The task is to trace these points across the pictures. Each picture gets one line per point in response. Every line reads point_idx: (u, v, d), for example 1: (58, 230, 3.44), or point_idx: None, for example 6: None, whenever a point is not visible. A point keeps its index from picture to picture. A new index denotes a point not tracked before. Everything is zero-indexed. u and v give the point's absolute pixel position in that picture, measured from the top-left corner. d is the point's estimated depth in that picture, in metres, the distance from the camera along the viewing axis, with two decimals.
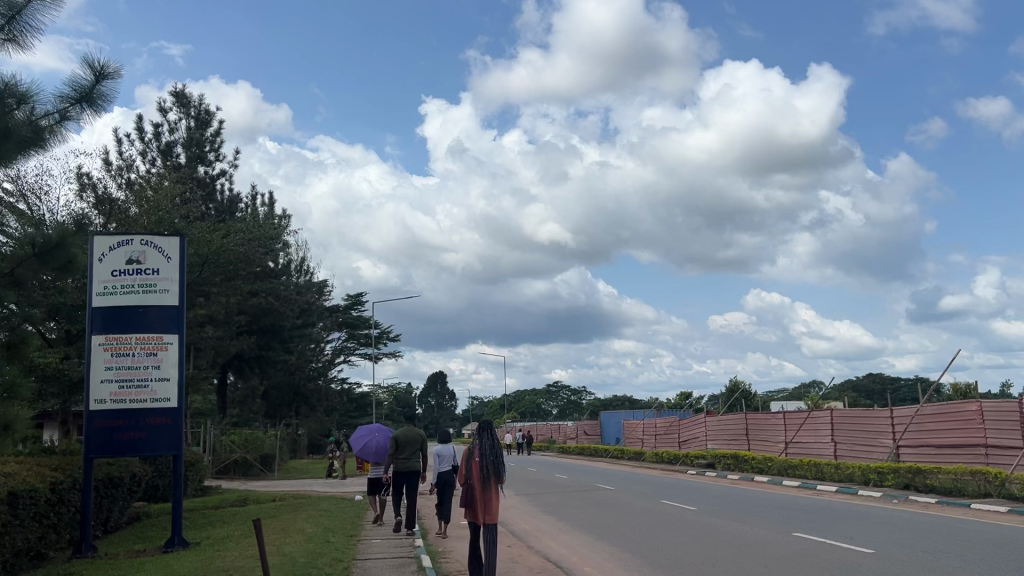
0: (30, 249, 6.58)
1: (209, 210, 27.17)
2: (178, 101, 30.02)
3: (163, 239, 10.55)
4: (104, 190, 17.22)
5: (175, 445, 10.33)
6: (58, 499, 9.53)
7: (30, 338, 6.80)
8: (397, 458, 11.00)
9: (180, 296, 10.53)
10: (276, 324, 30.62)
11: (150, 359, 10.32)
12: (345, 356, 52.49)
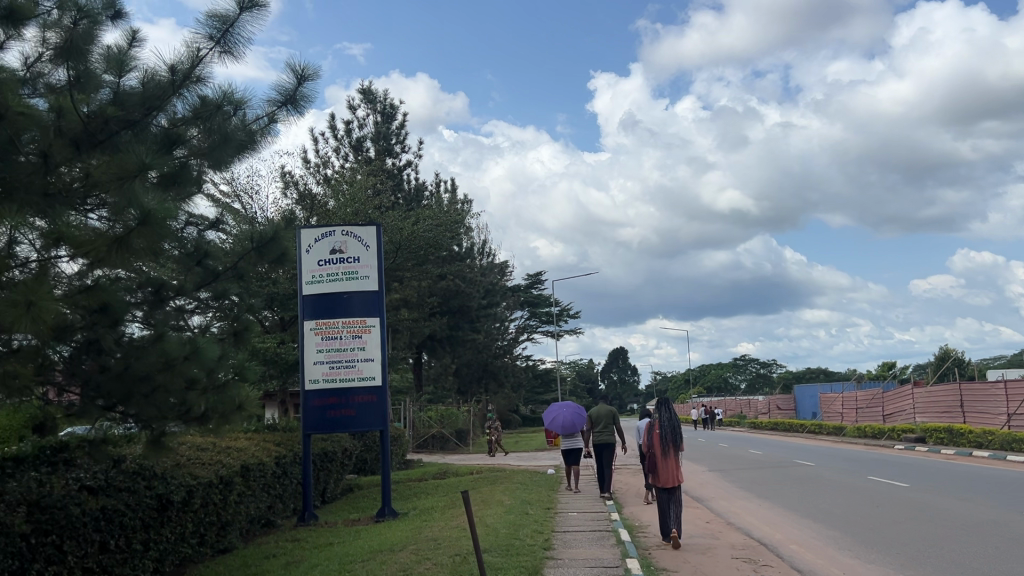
0: (250, 243, 7.25)
1: (398, 200, 28.54)
2: (365, 98, 31.64)
3: (362, 229, 11.23)
4: (305, 186, 18.50)
5: (380, 420, 11.03)
6: (282, 471, 10.44)
7: (253, 324, 7.48)
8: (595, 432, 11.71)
9: (379, 282, 11.18)
10: (464, 305, 31.75)
11: (355, 341, 11.03)
12: (529, 334, 53.63)
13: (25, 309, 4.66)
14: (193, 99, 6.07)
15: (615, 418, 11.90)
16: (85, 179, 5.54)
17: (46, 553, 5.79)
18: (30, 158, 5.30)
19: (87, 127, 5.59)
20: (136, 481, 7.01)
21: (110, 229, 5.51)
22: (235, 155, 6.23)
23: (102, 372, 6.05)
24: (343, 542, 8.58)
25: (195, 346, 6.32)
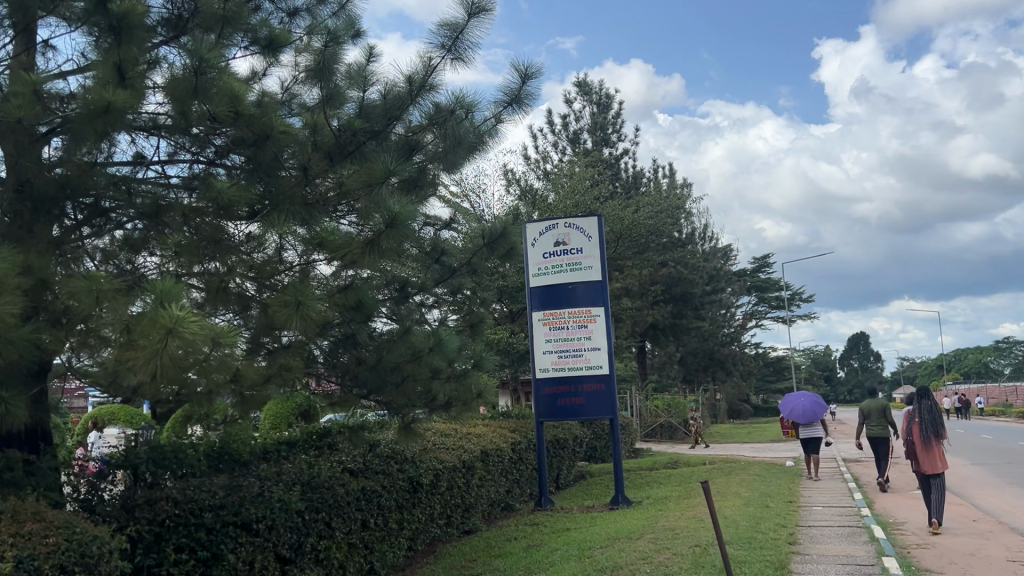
0: (482, 239, 7.51)
1: (617, 189, 28.58)
2: (581, 90, 31.96)
3: (583, 220, 11.28)
4: (526, 182, 19.07)
5: (610, 409, 11.08)
6: (518, 457, 10.85)
7: (484, 316, 7.91)
8: (868, 426, 11.30)
9: (602, 271, 11.22)
10: (688, 292, 31.20)
11: (582, 330, 11.20)
12: (757, 320, 51.62)
13: (294, 309, 5.19)
14: (428, 106, 6.33)
15: (890, 413, 11.19)
16: (338, 188, 5.98)
17: (318, 529, 6.30)
18: (290, 171, 5.90)
19: (338, 140, 6.12)
20: (389, 465, 7.62)
21: (360, 234, 6.03)
22: (467, 156, 6.50)
23: (359, 364, 6.59)
24: (580, 528, 8.75)
25: (438, 338, 6.66)
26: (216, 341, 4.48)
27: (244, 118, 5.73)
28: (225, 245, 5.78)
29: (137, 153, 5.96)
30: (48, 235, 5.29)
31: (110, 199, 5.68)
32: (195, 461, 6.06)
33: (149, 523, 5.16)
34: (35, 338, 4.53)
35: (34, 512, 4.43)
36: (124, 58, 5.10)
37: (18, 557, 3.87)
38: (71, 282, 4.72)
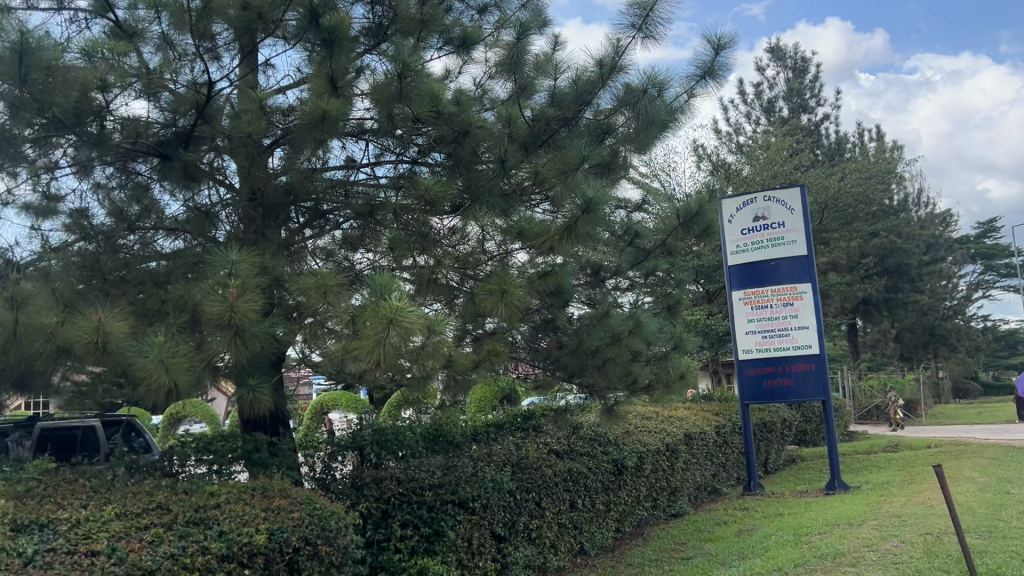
0: (676, 218, 7.31)
1: (818, 157, 27.08)
2: (774, 56, 30.54)
3: (785, 192, 10.71)
4: (720, 157, 18.52)
5: (822, 390, 10.57)
6: (723, 440, 10.63)
7: (682, 297, 7.78)
8: None
9: (808, 246, 10.59)
10: (903, 263, 29.03)
11: (787, 309, 10.73)
12: (985, 290, 47.12)
13: (500, 297, 5.36)
14: (619, 88, 6.20)
15: None
16: (535, 177, 6.03)
17: (529, 509, 6.49)
18: (488, 164, 6.11)
19: (533, 131, 6.23)
20: (594, 447, 7.71)
21: (556, 221, 6.11)
22: (658, 135, 6.40)
23: (559, 348, 6.72)
24: (794, 513, 8.41)
25: (637, 321, 6.62)
26: (430, 330, 4.72)
27: (445, 116, 5.95)
28: (431, 238, 6.09)
29: (348, 157, 6.36)
30: (278, 238, 5.77)
31: (328, 203, 6.21)
32: (414, 442, 6.48)
33: (376, 500, 5.50)
34: (275, 333, 4.99)
35: (281, 489, 4.95)
36: (334, 69, 5.49)
37: (270, 529, 4.28)
38: (302, 279, 5.17)
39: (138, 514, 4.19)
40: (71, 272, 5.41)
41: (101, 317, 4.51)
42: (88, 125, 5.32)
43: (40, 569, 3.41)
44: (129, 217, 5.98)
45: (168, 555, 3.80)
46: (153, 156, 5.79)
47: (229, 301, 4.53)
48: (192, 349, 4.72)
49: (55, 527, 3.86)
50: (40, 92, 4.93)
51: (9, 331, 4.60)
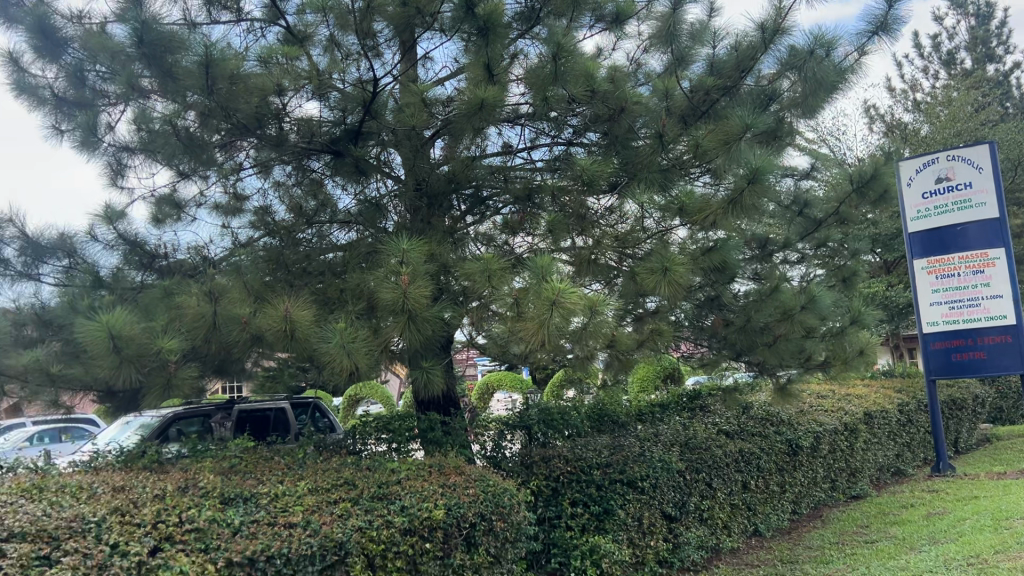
0: (850, 184, 6.80)
1: (1009, 110, 24.77)
2: (953, 4, 28.16)
3: (971, 150, 9.84)
4: (895, 117, 17.34)
5: (1020, 364, 9.63)
6: (907, 419, 10.02)
7: (858, 268, 7.37)
8: None
9: (999, 207, 9.68)
10: None
11: (978, 277, 9.92)
12: None
13: (662, 275, 5.26)
14: (783, 52, 5.86)
15: None
16: (694, 149, 5.88)
17: (700, 489, 6.38)
18: (644, 140, 6.03)
19: (692, 102, 6.10)
20: (766, 427, 7.51)
21: (718, 194, 5.90)
22: (828, 97, 5.99)
23: (726, 325, 6.53)
24: (991, 497, 7.80)
25: (810, 295, 6.22)
26: (592, 310, 4.72)
27: (600, 95, 5.88)
28: (588, 219, 6.09)
29: (505, 144, 6.46)
30: (443, 225, 6.01)
31: (488, 188, 6.35)
32: (579, 421, 6.59)
33: (546, 478, 5.63)
34: (445, 316, 5.17)
35: (456, 467, 5.16)
36: (490, 57, 5.60)
37: (448, 505, 4.47)
38: (467, 265, 5.27)
39: (328, 489, 4.48)
40: (259, 266, 5.82)
41: (288, 307, 4.86)
42: (269, 128, 5.78)
43: (246, 538, 3.69)
44: (307, 212, 6.35)
45: (357, 528, 4.04)
46: (325, 153, 6.12)
47: (402, 288, 4.74)
48: (370, 334, 4.96)
49: (256, 500, 4.19)
50: (225, 100, 5.34)
51: (208, 321, 5.01)
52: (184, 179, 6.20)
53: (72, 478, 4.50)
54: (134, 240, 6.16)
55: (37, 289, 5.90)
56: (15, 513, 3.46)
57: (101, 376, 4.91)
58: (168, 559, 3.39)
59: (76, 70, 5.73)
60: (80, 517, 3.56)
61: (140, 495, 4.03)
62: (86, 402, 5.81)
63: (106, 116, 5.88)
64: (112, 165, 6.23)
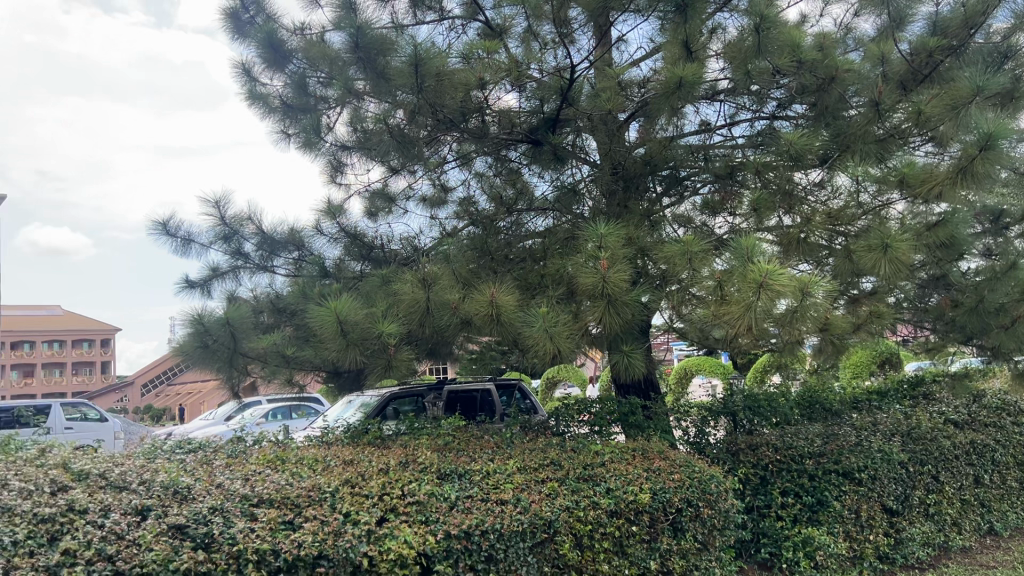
0: None
1: None
2: None
3: None
4: None
5: None
6: None
7: None
8: None
9: None
10: None
11: None
12: None
13: (882, 253, 4.92)
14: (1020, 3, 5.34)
15: None
16: (915, 117, 5.42)
17: (925, 482, 5.94)
18: (857, 109, 5.71)
19: (912, 66, 5.66)
20: (1000, 417, 6.90)
21: (943, 163, 5.40)
22: None
23: (955, 306, 6.02)
24: None
25: None
26: (803, 292, 4.51)
27: (808, 65, 5.56)
28: (795, 195, 5.70)
29: (703, 121, 6.31)
30: (640, 208, 5.96)
31: (686, 168, 6.20)
32: (788, 409, 6.38)
33: (754, 466, 5.48)
34: (643, 300, 5.16)
35: (661, 451, 5.14)
36: (689, 35, 5.49)
37: (654, 489, 4.47)
38: (665, 247, 5.18)
39: (537, 468, 4.61)
40: (466, 254, 6.06)
41: (494, 293, 5.06)
42: (473, 121, 5.97)
43: (461, 513, 3.87)
44: (507, 201, 6.56)
45: (564, 508, 4.13)
46: (522, 143, 6.26)
47: (601, 272, 4.77)
48: (570, 318, 5.02)
49: (470, 476, 4.39)
50: (433, 97, 5.55)
51: (422, 307, 5.30)
52: (395, 174, 6.60)
53: (309, 450, 4.94)
54: (354, 233, 6.66)
55: (272, 279, 6.51)
56: (264, 482, 3.83)
57: (330, 358, 5.34)
58: (394, 529, 3.63)
59: (299, 78, 6.22)
60: (317, 487, 3.88)
61: (367, 469, 4.34)
62: (315, 382, 6.35)
63: (326, 120, 6.41)
64: (332, 163, 6.75)
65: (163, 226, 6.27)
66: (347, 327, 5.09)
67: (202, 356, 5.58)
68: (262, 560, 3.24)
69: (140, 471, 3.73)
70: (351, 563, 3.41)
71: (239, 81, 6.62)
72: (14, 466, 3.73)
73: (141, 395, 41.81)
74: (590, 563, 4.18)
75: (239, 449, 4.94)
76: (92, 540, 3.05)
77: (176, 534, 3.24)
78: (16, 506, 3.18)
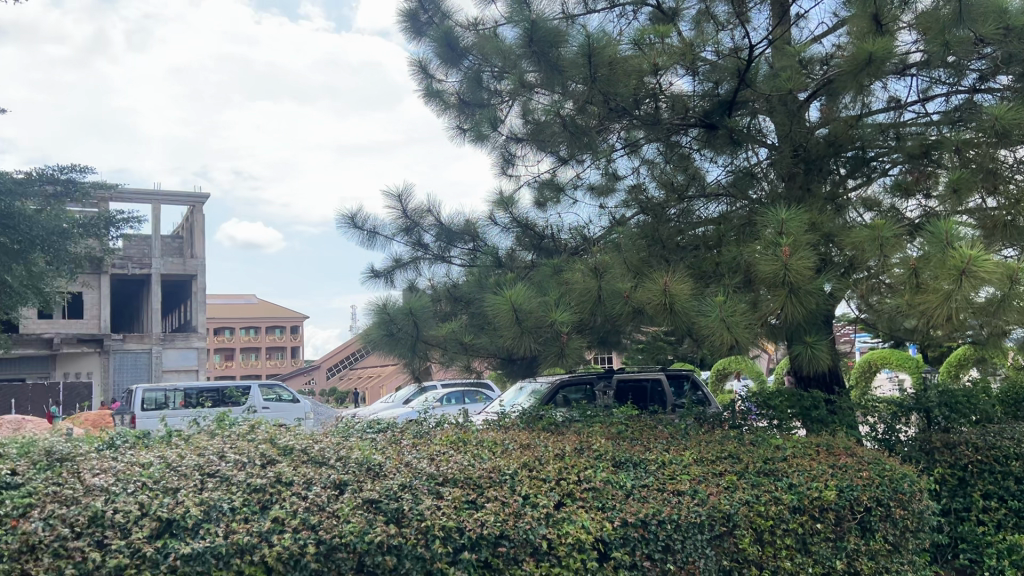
0: None
1: None
2: None
3: None
4: None
5: None
6: None
7: None
8: None
9: None
10: None
11: None
12: None
13: None
14: None
15: None
16: None
17: None
18: None
19: None
20: None
21: None
22: None
23: None
24: None
25: None
26: (1011, 279, 4.15)
27: (1016, 31, 5.22)
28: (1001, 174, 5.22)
29: (893, 98, 5.89)
30: (824, 191, 5.73)
31: (874, 148, 5.87)
32: (991, 407, 5.82)
33: (951, 467, 5.12)
34: (827, 289, 4.95)
35: (847, 447, 4.91)
36: (880, 7, 5.22)
37: (840, 487, 4.27)
38: (852, 233, 4.92)
39: (713, 461, 4.53)
40: (636, 242, 5.90)
41: (668, 281, 4.99)
42: (645, 107, 5.87)
43: (637, 502, 3.86)
44: (678, 186, 6.38)
45: (744, 502, 4.02)
46: (696, 127, 6.13)
47: (782, 259, 4.60)
48: (749, 308, 4.87)
49: (645, 466, 4.38)
50: (606, 86, 5.52)
51: (595, 295, 5.32)
52: (565, 164, 6.63)
53: (488, 433, 5.10)
54: (525, 223, 6.74)
55: (448, 269, 6.78)
56: (448, 462, 4.00)
57: (506, 345, 5.49)
58: (572, 513, 3.68)
59: (474, 74, 6.40)
60: (497, 469, 3.99)
61: (544, 453, 4.44)
62: (490, 369, 6.54)
63: (501, 113, 6.54)
64: (504, 156, 6.92)
65: (352, 219, 6.66)
66: (521, 315, 5.21)
67: (387, 343, 6.04)
68: (448, 536, 3.39)
69: (337, 448, 4.00)
70: (530, 544, 3.51)
71: (417, 79, 6.90)
72: (230, 440, 4.10)
73: (326, 378, 44.64)
74: (771, 559, 4.04)
75: (423, 430, 5.18)
76: (297, 510, 3.28)
77: (369, 507, 3.42)
78: (233, 476, 3.49)
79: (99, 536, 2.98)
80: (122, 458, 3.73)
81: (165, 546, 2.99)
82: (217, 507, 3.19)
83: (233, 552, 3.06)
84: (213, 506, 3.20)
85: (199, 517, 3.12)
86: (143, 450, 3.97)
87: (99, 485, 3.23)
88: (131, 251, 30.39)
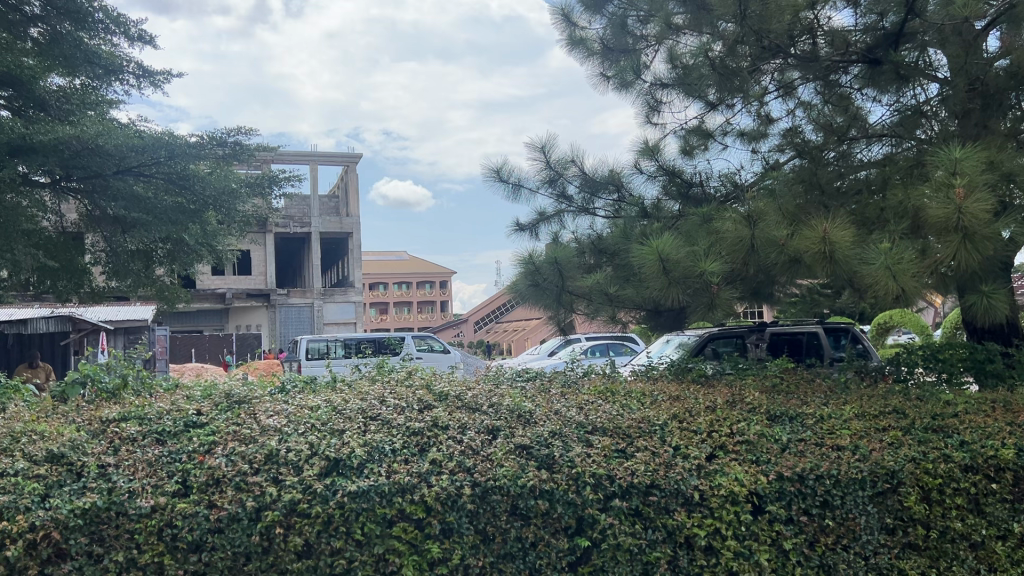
0: None
1: None
2: None
3: None
4: None
5: None
6: None
7: None
8: None
9: None
10: None
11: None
12: None
13: None
14: None
15: None
16: None
17: None
18: None
19: None
20: None
21: None
22: None
23: None
24: None
25: None
26: None
27: None
28: None
29: None
30: (1002, 128, 5.30)
31: None
32: None
33: None
34: (1005, 235, 4.54)
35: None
36: None
37: (1020, 446, 3.99)
38: None
39: (877, 416, 4.32)
40: (792, 188, 5.62)
41: (827, 228, 4.76)
42: (802, 44, 5.62)
43: (794, 456, 3.75)
44: (838, 128, 5.93)
45: (910, 459, 3.80)
46: (858, 63, 5.83)
47: (957, 203, 4.27)
48: (918, 256, 4.56)
49: (802, 420, 4.23)
50: (759, 23, 5.29)
51: (747, 244, 5.14)
52: (713, 110, 6.35)
53: (637, 384, 5.08)
54: (672, 170, 6.57)
55: (592, 221, 6.72)
56: (597, 411, 4.03)
57: (654, 296, 5.44)
58: (724, 466, 3.62)
59: (620, 19, 6.31)
60: (646, 420, 3.99)
61: (694, 405, 4.38)
62: (635, 321, 6.51)
63: (645, 59, 6.37)
64: (648, 104, 6.68)
65: (497, 173, 6.73)
66: (668, 265, 5.13)
67: (532, 293, 6.26)
68: (599, 484, 3.41)
69: (489, 395, 4.11)
70: (683, 494, 3.48)
71: (560, 28, 6.78)
72: (390, 385, 4.31)
73: (474, 331, 45.90)
74: (940, 519, 3.79)
75: (571, 380, 5.24)
76: (453, 453, 3.41)
77: (522, 452, 3.51)
78: (393, 419, 3.66)
79: (275, 472, 3.19)
80: (292, 401, 3.98)
81: (333, 483, 3.17)
82: (379, 449, 3.36)
83: (396, 491, 3.20)
84: (375, 447, 3.38)
85: (364, 457, 3.28)
86: (310, 394, 4.23)
87: (273, 425, 3.49)
88: (292, 211, 32.06)
